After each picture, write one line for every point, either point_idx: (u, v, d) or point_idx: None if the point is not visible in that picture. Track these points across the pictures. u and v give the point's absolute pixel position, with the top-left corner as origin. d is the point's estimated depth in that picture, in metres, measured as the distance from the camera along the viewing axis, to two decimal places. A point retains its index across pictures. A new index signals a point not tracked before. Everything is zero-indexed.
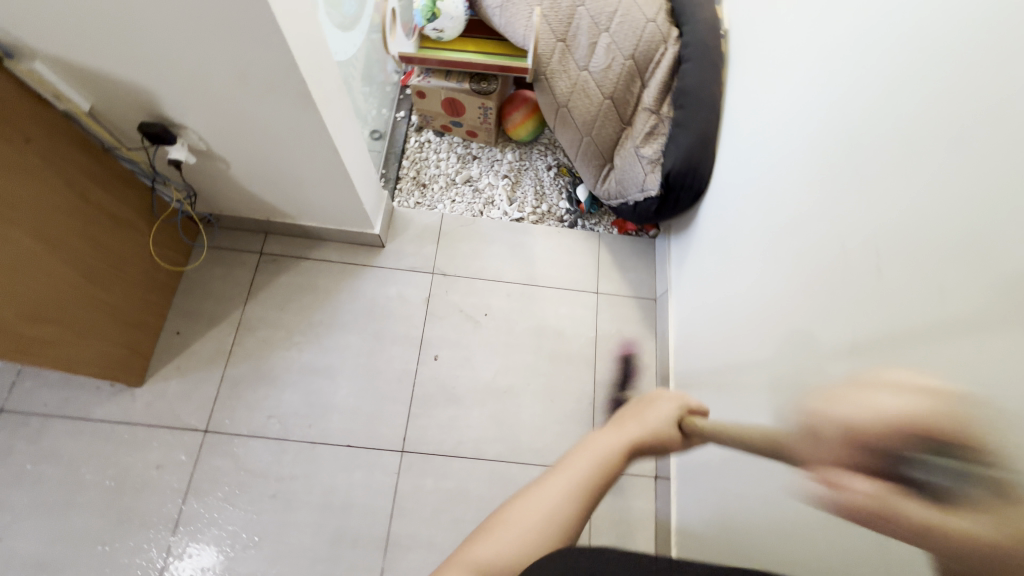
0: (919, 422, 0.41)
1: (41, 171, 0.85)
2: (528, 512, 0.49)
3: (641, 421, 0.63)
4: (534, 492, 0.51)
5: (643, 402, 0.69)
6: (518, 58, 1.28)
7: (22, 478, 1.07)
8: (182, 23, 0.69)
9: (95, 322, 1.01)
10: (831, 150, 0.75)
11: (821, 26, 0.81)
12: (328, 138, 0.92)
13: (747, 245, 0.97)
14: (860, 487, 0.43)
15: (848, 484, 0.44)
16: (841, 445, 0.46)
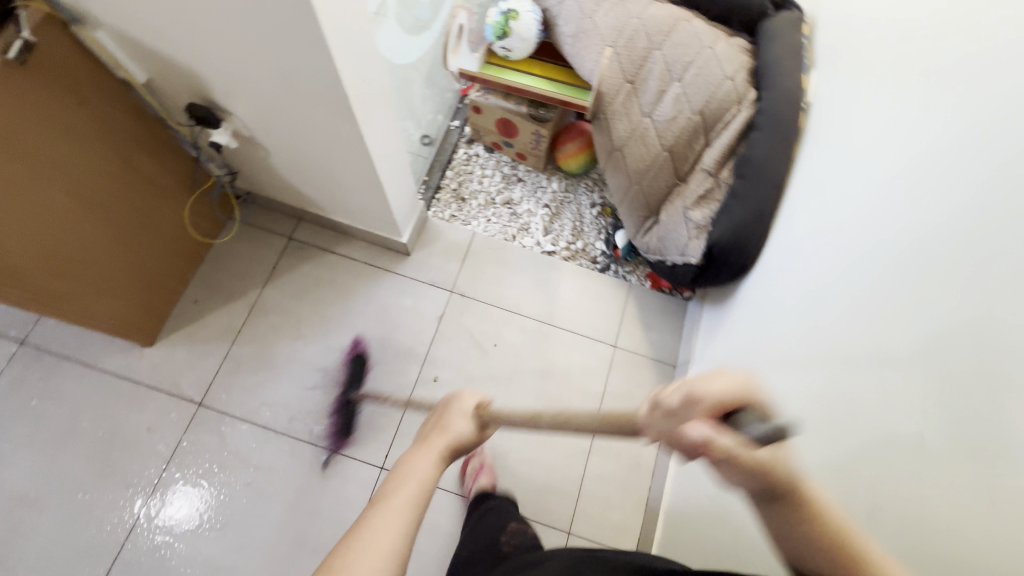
0: (733, 395, 0.45)
1: (90, 134, 0.87)
2: (355, 571, 0.47)
3: (447, 432, 0.65)
4: (355, 550, 0.49)
5: (445, 411, 0.70)
6: (581, 92, 1.23)
7: (25, 411, 1.12)
8: (232, 14, 0.68)
9: (118, 282, 1.04)
10: (884, 275, 0.66)
11: (909, 128, 0.72)
12: (365, 146, 0.91)
13: (773, 345, 0.88)
14: (698, 424, 0.45)
15: (696, 430, 0.45)
16: (676, 419, 0.48)
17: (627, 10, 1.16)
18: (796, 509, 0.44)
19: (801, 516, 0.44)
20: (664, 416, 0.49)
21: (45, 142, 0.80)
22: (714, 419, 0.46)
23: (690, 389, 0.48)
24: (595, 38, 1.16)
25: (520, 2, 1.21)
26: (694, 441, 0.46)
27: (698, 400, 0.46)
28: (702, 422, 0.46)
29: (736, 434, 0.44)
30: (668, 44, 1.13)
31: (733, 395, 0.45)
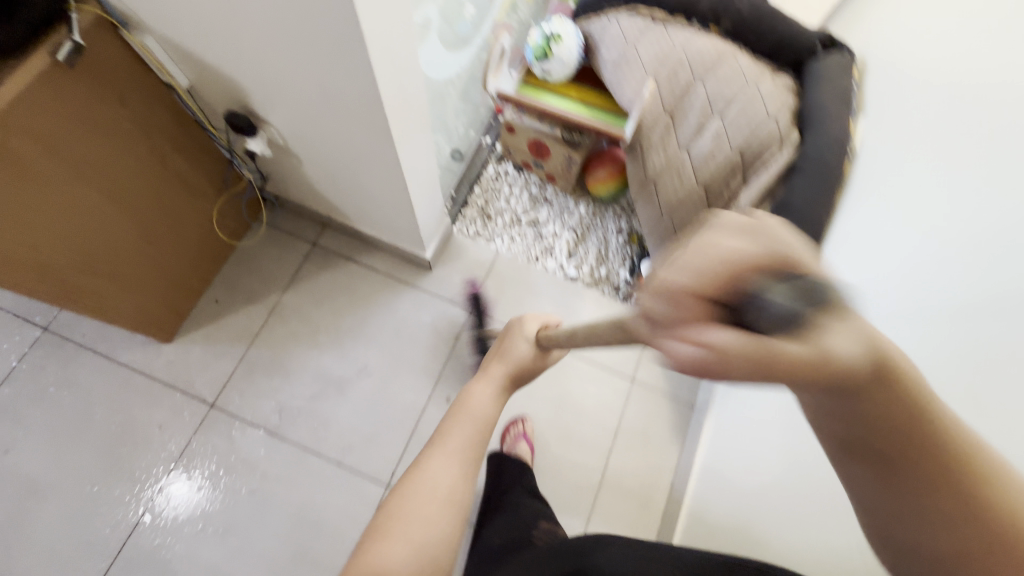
0: (737, 272, 0.33)
1: (129, 134, 0.88)
2: (416, 510, 0.57)
3: (507, 357, 0.79)
4: (412, 492, 0.59)
5: (512, 333, 0.85)
6: (616, 119, 1.21)
7: (40, 399, 1.12)
8: (280, 29, 0.68)
9: (142, 279, 1.04)
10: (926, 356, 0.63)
11: (987, 193, 0.65)
12: (397, 163, 0.91)
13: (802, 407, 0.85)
14: (691, 336, 0.35)
15: (688, 341, 0.35)
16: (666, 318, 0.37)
17: (671, 40, 1.14)
18: (870, 398, 0.37)
19: (872, 402, 0.37)
20: (654, 319, 0.39)
21: (83, 141, 0.81)
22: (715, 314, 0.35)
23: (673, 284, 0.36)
24: (635, 66, 1.14)
25: (564, 25, 1.20)
26: (693, 358, 0.35)
27: (684, 296, 0.35)
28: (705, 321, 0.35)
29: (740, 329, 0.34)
30: (711, 78, 1.11)
31: (733, 268, 0.34)
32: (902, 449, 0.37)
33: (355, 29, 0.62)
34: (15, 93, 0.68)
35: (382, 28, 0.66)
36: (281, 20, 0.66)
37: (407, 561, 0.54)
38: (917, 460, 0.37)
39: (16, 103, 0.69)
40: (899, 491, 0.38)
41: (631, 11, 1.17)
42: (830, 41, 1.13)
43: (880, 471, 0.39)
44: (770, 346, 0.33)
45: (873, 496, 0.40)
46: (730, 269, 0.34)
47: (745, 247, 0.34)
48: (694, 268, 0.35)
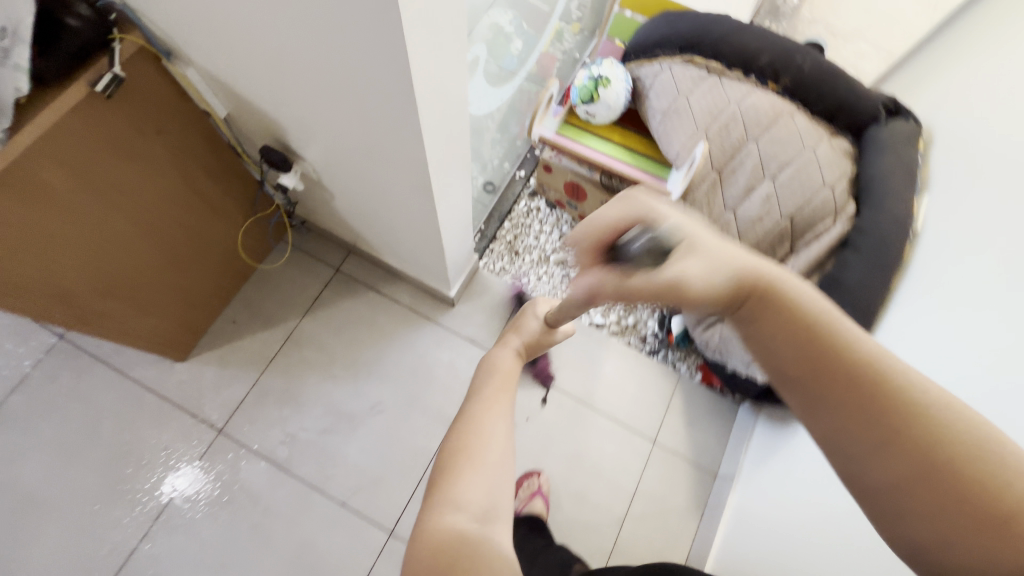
0: (614, 227, 0.52)
1: (162, 161, 0.85)
2: (477, 454, 0.58)
3: (519, 329, 0.87)
4: (470, 440, 0.59)
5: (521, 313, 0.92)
6: (660, 168, 1.17)
7: (50, 409, 1.10)
8: (329, 81, 0.64)
9: (162, 301, 1.02)
10: None
11: None
12: (433, 211, 0.87)
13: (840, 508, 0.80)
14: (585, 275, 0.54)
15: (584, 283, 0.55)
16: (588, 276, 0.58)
17: (725, 94, 1.09)
18: (756, 313, 0.48)
19: (769, 322, 0.47)
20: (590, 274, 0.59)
21: (115, 170, 0.78)
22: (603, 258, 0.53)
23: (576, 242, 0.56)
24: (686, 119, 1.08)
25: (613, 69, 1.15)
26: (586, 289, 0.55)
27: (583, 249, 0.55)
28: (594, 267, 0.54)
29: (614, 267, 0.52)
30: (764, 138, 1.06)
31: (616, 232, 0.52)
32: (816, 363, 0.45)
33: (406, 92, 0.58)
34: (50, 125, 0.65)
35: (433, 90, 0.62)
36: (331, 74, 0.62)
37: (481, 497, 0.54)
38: (836, 376, 0.44)
39: (49, 135, 0.66)
40: (823, 411, 0.44)
41: (686, 60, 1.12)
42: (894, 106, 1.07)
43: (808, 396, 0.45)
44: (629, 280, 0.49)
45: (816, 419, 0.45)
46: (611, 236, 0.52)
47: (623, 215, 0.51)
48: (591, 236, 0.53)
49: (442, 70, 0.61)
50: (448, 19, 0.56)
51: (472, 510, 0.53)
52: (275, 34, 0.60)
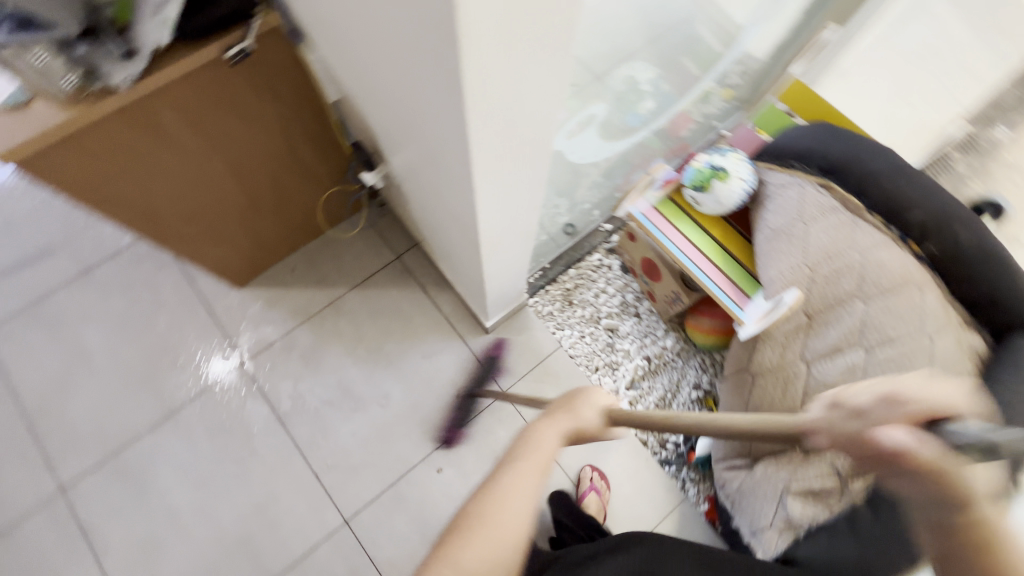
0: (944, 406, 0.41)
1: (270, 123, 0.90)
2: (498, 520, 0.54)
3: (574, 416, 0.63)
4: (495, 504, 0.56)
5: (572, 395, 0.66)
6: (747, 285, 1.06)
7: (125, 286, 1.25)
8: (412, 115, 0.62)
9: (232, 235, 1.09)
10: None
11: None
12: (482, 260, 0.85)
13: None
14: (897, 430, 0.40)
15: (890, 431, 0.40)
16: (865, 419, 0.41)
17: (853, 237, 0.93)
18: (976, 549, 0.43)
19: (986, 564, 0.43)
20: (846, 416, 0.42)
21: (225, 122, 0.83)
22: (914, 424, 0.41)
23: (887, 389, 0.42)
24: (794, 247, 0.97)
25: (738, 164, 1.04)
26: (884, 445, 0.40)
27: (897, 401, 0.41)
28: (901, 426, 0.40)
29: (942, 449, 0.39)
30: (880, 301, 0.90)
31: (945, 406, 0.41)
32: None
33: (467, 161, 0.54)
34: (176, 75, 0.70)
35: (503, 160, 0.58)
36: (413, 111, 0.60)
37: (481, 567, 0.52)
38: None
39: (175, 83, 0.71)
40: None
41: (823, 183, 0.99)
42: None
43: None
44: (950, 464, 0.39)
45: None
46: (944, 410, 0.40)
47: (947, 399, 0.42)
48: (916, 395, 0.41)
49: (518, 144, 0.57)
50: (533, 108, 0.52)
51: None
52: (374, 58, 0.59)
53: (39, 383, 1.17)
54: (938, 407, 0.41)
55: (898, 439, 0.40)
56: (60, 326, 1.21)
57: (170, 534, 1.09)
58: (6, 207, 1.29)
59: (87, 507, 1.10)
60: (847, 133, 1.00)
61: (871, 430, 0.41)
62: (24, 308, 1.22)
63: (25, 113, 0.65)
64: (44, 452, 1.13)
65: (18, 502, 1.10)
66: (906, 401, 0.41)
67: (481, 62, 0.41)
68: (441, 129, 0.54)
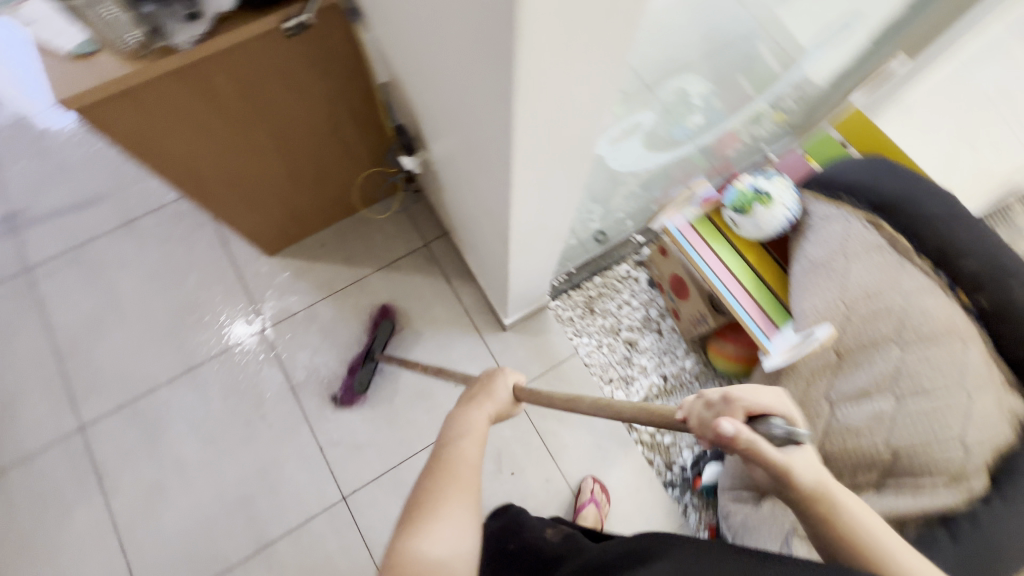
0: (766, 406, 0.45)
1: (318, 98, 0.91)
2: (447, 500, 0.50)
3: (492, 397, 0.65)
4: (448, 478, 0.52)
5: (481, 381, 0.69)
6: (776, 316, 1.02)
7: (163, 241, 1.29)
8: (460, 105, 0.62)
9: (269, 204, 1.12)
10: None
11: None
12: (510, 257, 0.84)
13: None
14: (731, 423, 0.42)
15: (730, 422, 0.42)
16: (703, 411, 0.46)
17: (896, 278, 0.90)
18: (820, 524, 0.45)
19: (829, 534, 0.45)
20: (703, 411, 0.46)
21: (275, 92, 0.85)
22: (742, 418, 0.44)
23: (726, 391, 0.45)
24: (832, 283, 0.94)
25: (783, 191, 1.01)
26: (724, 434, 0.42)
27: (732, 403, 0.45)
28: (736, 421, 0.42)
29: (764, 438, 0.42)
30: (917, 351, 0.86)
31: (769, 407, 0.45)
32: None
33: (508, 156, 0.53)
34: (233, 41, 0.72)
35: (545, 159, 0.57)
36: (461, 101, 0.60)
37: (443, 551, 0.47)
38: None
39: (233, 48, 0.73)
40: None
41: (870, 220, 0.94)
42: None
43: None
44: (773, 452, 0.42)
45: None
46: (762, 407, 0.45)
47: (767, 398, 0.45)
48: (741, 391, 0.45)
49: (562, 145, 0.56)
50: (580, 108, 0.51)
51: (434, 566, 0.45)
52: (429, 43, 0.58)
53: (73, 324, 1.22)
54: (760, 405, 0.45)
55: (730, 431, 0.42)
56: (98, 272, 1.26)
57: (176, 485, 1.12)
58: (63, 152, 1.34)
59: (102, 447, 1.14)
60: (903, 172, 0.96)
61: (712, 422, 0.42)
62: (68, 250, 1.27)
63: (90, 63, 0.68)
64: (69, 390, 1.17)
65: (40, 434, 1.14)
66: (735, 400, 0.45)
67: (534, 54, 0.40)
68: (487, 122, 0.54)
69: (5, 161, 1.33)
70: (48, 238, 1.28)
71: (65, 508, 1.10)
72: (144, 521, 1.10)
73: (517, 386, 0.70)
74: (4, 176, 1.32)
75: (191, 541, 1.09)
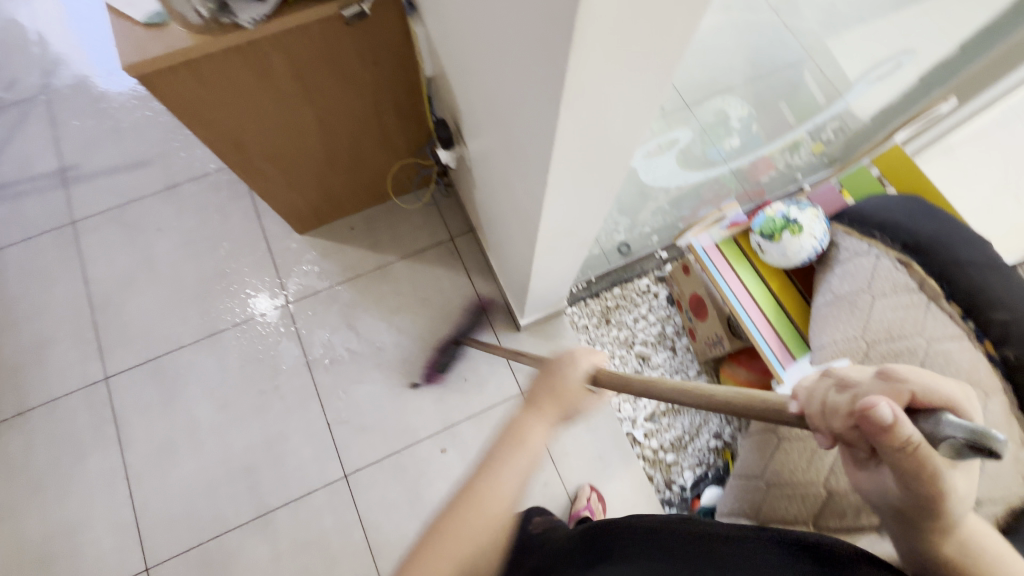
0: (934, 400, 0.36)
1: (365, 85, 0.94)
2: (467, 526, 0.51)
3: (561, 388, 0.59)
4: (478, 503, 0.52)
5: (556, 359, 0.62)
6: (794, 346, 1.02)
7: (201, 209, 1.34)
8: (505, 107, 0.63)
9: (306, 183, 1.15)
10: None
11: None
12: (535, 258, 0.86)
13: None
14: (889, 408, 0.34)
15: (888, 405, 0.34)
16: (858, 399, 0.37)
17: (920, 321, 0.89)
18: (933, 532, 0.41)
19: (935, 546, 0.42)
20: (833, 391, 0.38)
21: (326, 75, 0.88)
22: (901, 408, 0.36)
23: (885, 372, 0.37)
24: (854, 317, 0.92)
25: (814, 221, 1.00)
26: (874, 423, 0.34)
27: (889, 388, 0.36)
28: (898, 409, 0.34)
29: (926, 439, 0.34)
30: None
31: (939, 400, 0.36)
32: None
33: (546, 161, 0.54)
34: (296, 23, 0.75)
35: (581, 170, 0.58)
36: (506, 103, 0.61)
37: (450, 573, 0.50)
38: None
39: (292, 29, 0.76)
40: None
41: (901, 259, 0.94)
42: None
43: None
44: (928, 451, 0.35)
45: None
46: (936, 396, 0.36)
47: (941, 390, 0.36)
48: (918, 379, 0.37)
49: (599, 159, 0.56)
50: (621, 118, 0.52)
51: None
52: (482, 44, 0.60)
53: (109, 279, 1.28)
54: (934, 395, 0.36)
55: (887, 417, 0.34)
56: (138, 232, 1.31)
57: (187, 444, 1.16)
58: (118, 115, 1.40)
59: (122, 399, 1.19)
60: (940, 215, 0.94)
61: (864, 406, 0.35)
62: (112, 208, 1.33)
63: (161, 32, 0.72)
64: (98, 341, 1.22)
65: (66, 380, 1.19)
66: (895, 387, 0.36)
67: (584, 61, 0.41)
68: (530, 126, 0.55)
69: (64, 118, 1.40)
70: (95, 195, 1.34)
71: (81, 453, 1.15)
72: (154, 475, 1.14)
73: (598, 374, 0.60)
74: (62, 132, 1.39)
75: (196, 499, 1.12)
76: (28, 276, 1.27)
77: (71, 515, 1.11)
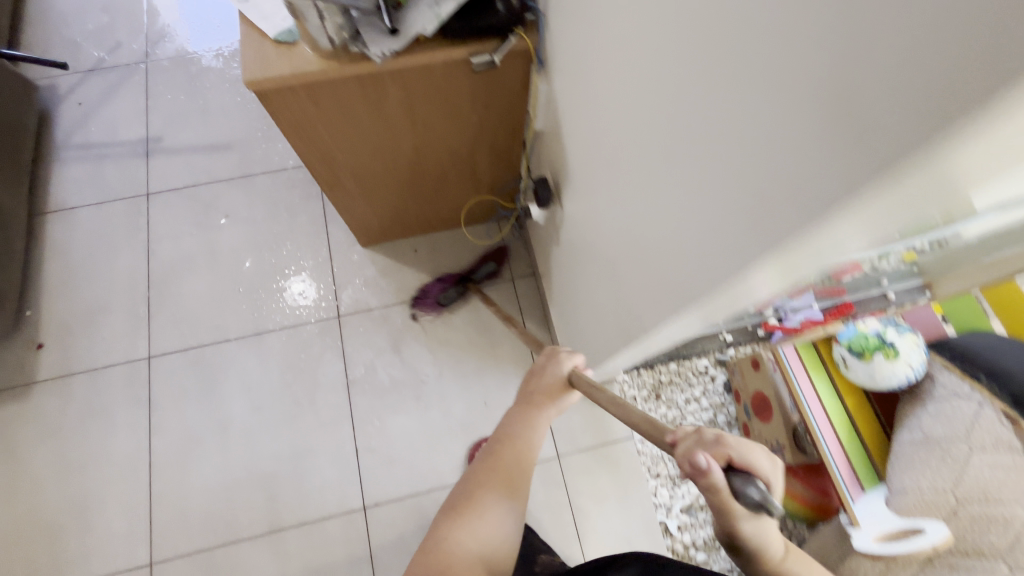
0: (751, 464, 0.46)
1: (468, 125, 0.91)
2: (486, 501, 0.59)
3: (548, 390, 0.68)
4: (491, 482, 0.61)
5: (539, 363, 0.72)
6: (864, 478, 0.94)
7: (272, 203, 1.33)
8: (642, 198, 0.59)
9: (383, 205, 1.12)
10: None
11: None
12: (615, 342, 0.80)
13: None
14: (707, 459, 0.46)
15: (705, 458, 0.45)
16: (728, 446, 0.48)
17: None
18: None
19: None
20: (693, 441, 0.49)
21: (435, 112, 0.85)
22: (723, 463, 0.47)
23: (722, 436, 0.48)
24: (945, 466, 0.86)
25: (913, 349, 0.92)
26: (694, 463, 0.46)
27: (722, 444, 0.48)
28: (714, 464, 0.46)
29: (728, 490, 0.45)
30: None
31: (753, 467, 0.47)
32: None
33: (686, 291, 0.49)
34: (421, 63, 0.72)
35: (717, 308, 0.51)
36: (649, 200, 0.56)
37: (486, 539, 0.57)
38: None
39: (417, 68, 0.74)
40: None
41: (1010, 415, 0.84)
42: None
43: None
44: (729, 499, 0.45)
45: None
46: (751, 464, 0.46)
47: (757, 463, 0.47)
48: (741, 447, 0.47)
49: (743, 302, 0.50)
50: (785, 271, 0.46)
51: (479, 548, 0.56)
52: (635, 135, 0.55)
53: (171, 257, 1.27)
54: (751, 465, 0.47)
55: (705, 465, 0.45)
56: (207, 214, 1.31)
57: (213, 440, 1.14)
58: (210, 95, 1.42)
59: (160, 381, 1.18)
60: None
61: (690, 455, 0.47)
62: (187, 186, 1.33)
63: (289, 51, 0.70)
64: (148, 317, 1.22)
65: (111, 351, 1.19)
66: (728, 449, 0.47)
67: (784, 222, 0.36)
68: (671, 243, 0.49)
69: (158, 89, 1.42)
70: (173, 170, 1.35)
71: (111, 429, 1.14)
72: (176, 466, 1.12)
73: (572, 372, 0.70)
74: (154, 103, 1.40)
75: (211, 499, 1.10)
76: (93, 239, 1.27)
77: (88, 491, 1.10)
